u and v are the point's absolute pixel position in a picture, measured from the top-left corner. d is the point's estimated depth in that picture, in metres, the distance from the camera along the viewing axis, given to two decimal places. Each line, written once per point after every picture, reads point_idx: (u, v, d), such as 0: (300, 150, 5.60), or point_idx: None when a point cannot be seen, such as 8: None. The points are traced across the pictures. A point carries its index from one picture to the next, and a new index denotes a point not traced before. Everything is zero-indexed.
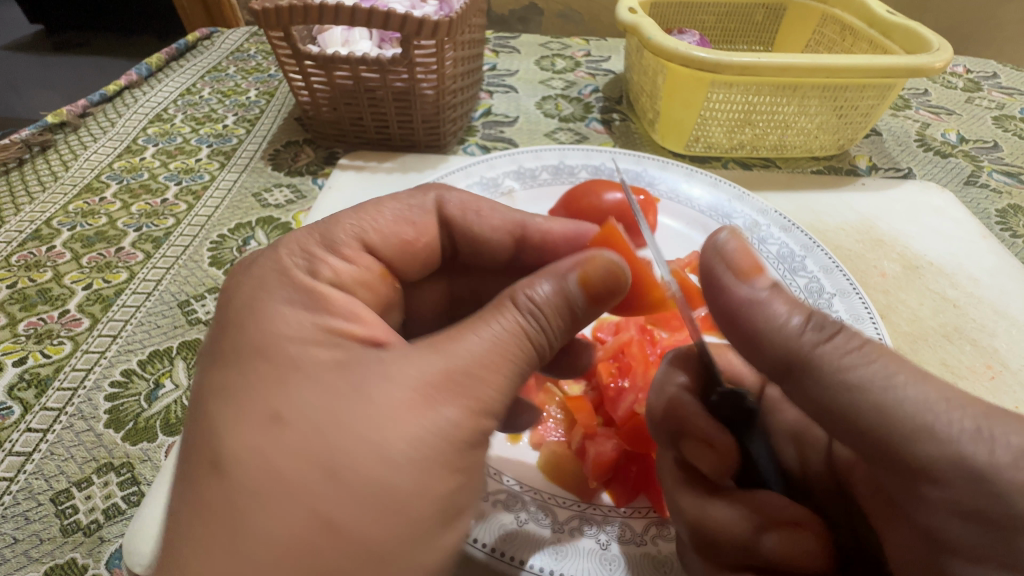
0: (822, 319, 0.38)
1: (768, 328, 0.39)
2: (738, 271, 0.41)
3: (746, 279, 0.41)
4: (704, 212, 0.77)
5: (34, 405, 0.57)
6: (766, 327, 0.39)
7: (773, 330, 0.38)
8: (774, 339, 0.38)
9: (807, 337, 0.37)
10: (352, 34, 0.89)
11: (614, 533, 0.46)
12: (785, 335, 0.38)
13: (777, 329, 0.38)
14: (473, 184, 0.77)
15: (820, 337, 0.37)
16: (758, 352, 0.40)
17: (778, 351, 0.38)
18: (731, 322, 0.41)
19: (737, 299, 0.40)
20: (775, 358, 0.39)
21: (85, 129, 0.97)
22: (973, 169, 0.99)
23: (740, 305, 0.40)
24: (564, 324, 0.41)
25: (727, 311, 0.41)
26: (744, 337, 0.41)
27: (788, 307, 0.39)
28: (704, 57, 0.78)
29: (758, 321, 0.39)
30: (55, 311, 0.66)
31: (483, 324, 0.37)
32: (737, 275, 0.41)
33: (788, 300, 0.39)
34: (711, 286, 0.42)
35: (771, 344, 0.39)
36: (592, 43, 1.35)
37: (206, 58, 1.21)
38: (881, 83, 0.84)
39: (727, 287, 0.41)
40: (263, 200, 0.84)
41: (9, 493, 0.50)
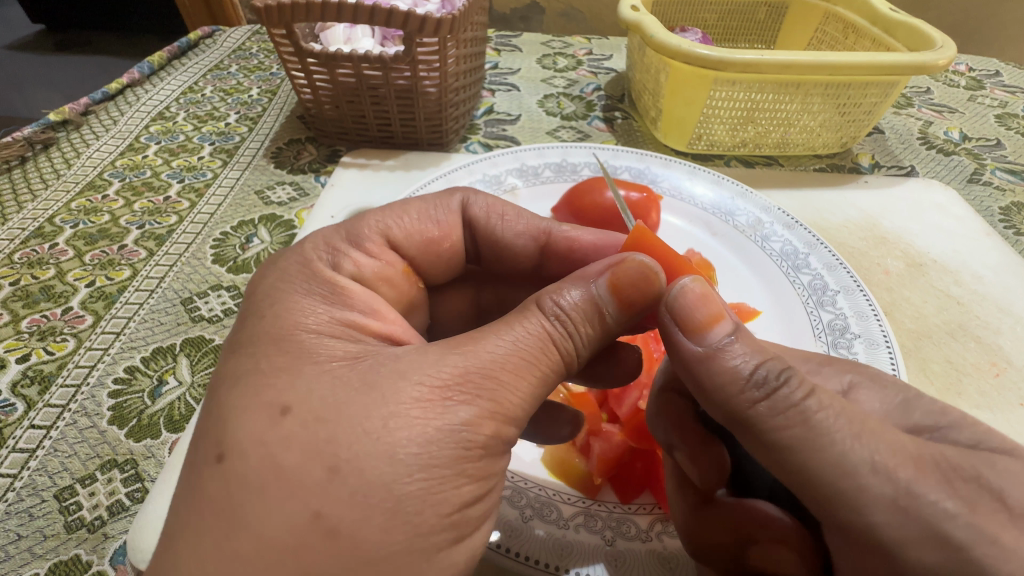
0: (769, 371, 0.37)
1: (715, 383, 0.38)
2: (695, 321, 0.39)
3: (700, 332, 0.39)
4: (707, 210, 0.77)
5: (37, 402, 0.57)
6: (715, 383, 0.38)
7: (719, 387, 0.38)
8: (719, 395, 0.38)
9: (748, 395, 0.37)
10: (355, 32, 0.89)
11: (619, 530, 0.46)
12: (730, 393, 0.37)
13: (723, 387, 0.37)
14: (476, 182, 0.77)
15: (760, 395, 0.36)
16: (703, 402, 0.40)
17: (723, 407, 0.38)
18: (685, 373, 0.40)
19: (686, 353, 0.39)
20: (719, 411, 0.38)
21: (88, 127, 0.97)
22: (976, 167, 0.99)
23: (690, 359, 0.39)
24: (593, 331, 0.40)
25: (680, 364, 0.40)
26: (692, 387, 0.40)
27: (738, 359, 0.37)
28: (707, 54, 0.78)
29: (705, 375, 0.38)
30: (58, 308, 0.66)
31: (506, 327, 0.37)
32: (693, 326, 0.39)
33: (742, 349, 0.38)
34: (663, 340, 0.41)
35: (718, 400, 0.38)
36: (594, 41, 1.35)
37: (208, 57, 1.21)
38: (884, 80, 0.84)
39: (678, 342, 0.39)
40: (265, 198, 0.84)
41: (12, 490, 0.50)
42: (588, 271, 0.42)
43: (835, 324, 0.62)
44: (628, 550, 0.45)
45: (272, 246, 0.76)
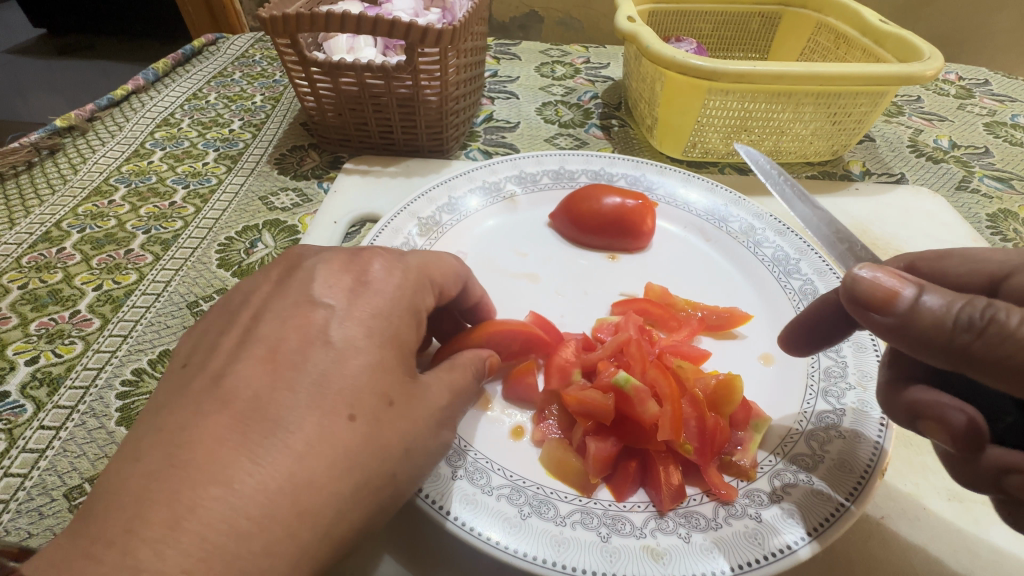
0: (969, 314, 0.36)
1: (946, 322, 0.37)
2: (888, 297, 0.39)
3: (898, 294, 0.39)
4: (701, 217, 0.79)
5: (46, 403, 0.58)
6: (939, 321, 0.37)
7: (948, 322, 0.37)
8: (947, 327, 0.37)
9: (957, 339, 0.36)
10: (357, 41, 0.91)
11: (614, 527, 0.47)
12: (957, 319, 0.36)
13: (939, 332, 0.37)
14: (475, 188, 0.79)
15: (972, 335, 0.36)
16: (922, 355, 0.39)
17: (948, 333, 0.37)
18: (904, 332, 0.39)
19: (894, 321, 0.39)
20: (945, 346, 0.37)
21: (93, 133, 0.99)
22: (964, 174, 1.01)
23: (898, 324, 0.39)
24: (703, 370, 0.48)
25: (898, 326, 0.39)
26: (913, 342, 0.39)
27: (944, 298, 0.38)
28: (701, 65, 0.81)
29: (918, 330, 0.38)
30: (66, 312, 0.68)
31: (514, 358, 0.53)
32: (886, 300, 0.39)
33: (943, 296, 0.38)
34: (859, 307, 0.41)
35: (944, 334, 0.37)
36: (591, 50, 1.37)
37: (212, 64, 1.22)
38: (874, 90, 0.86)
39: (870, 316, 0.41)
40: (269, 203, 0.86)
41: (23, 489, 0.51)
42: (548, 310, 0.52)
43: None
44: (623, 546, 0.46)
45: (275, 251, 0.77)
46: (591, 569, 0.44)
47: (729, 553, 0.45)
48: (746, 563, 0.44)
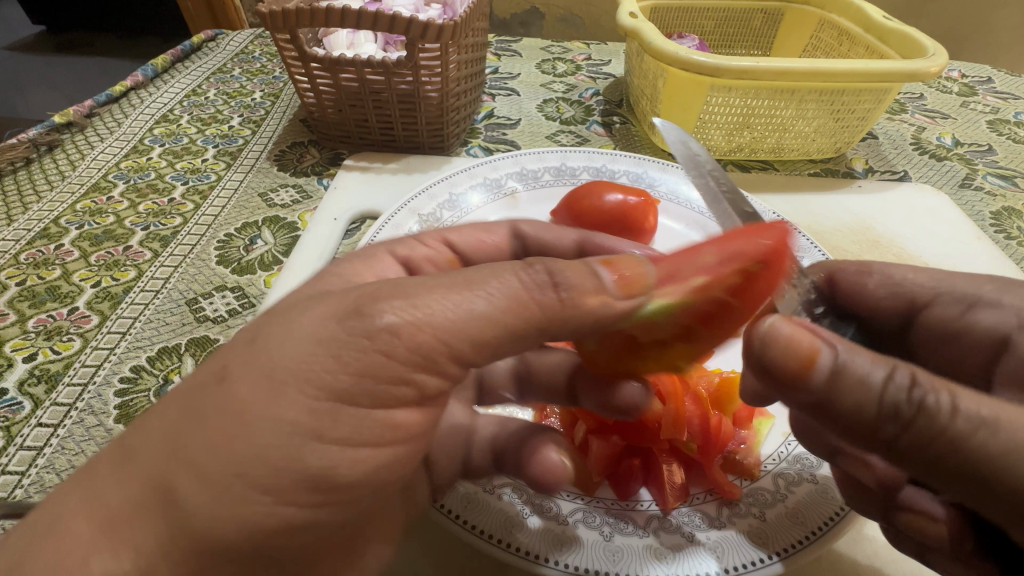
0: (895, 385, 0.33)
1: (867, 400, 0.34)
2: (805, 370, 0.35)
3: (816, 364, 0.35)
4: (703, 214, 0.78)
5: (45, 400, 0.57)
6: (864, 398, 0.34)
7: (870, 398, 0.34)
8: (872, 404, 0.34)
9: (884, 425, 0.34)
10: (357, 37, 0.91)
11: (617, 526, 0.47)
12: (880, 396, 0.34)
13: (865, 405, 0.34)
14: (477, 185, 0.78)
15: (905, 413, 0.33)
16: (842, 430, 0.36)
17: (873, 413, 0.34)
18: (823, 406, 0.36)
19: (818, 395, 0.36)
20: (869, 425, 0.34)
21: (92, 129, 0.98)
22: (968, 172, 1.01)
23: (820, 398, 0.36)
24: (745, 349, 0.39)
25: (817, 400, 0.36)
26: (833, 418, 0.36)
27: (862, 369, 0.34)
28: (704, 61, 0.80)
29: (840, 406, 0.35)
30: (64, 308, 0.67)
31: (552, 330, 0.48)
32: (802, 372, 0.35)
33: (858, 362, 0.34)
34: (776, 379, 0.37)
35: (868, 413, 0.34)
36: (592, 46, 1.36)
37: (211, 60, 1.22)
38: (877, 87, 0.85)
39: (793, 387, 0.36)
40: (269, 200, 0.85)
41: (21, 487, 0.51)
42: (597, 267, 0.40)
43: None
44: (625, 545, 0.46)
45: (275, 247, 0.77)
46: (593, 569, 0.43)
47: (732, 552, 0.45)
48: (745, 564, 0.44)
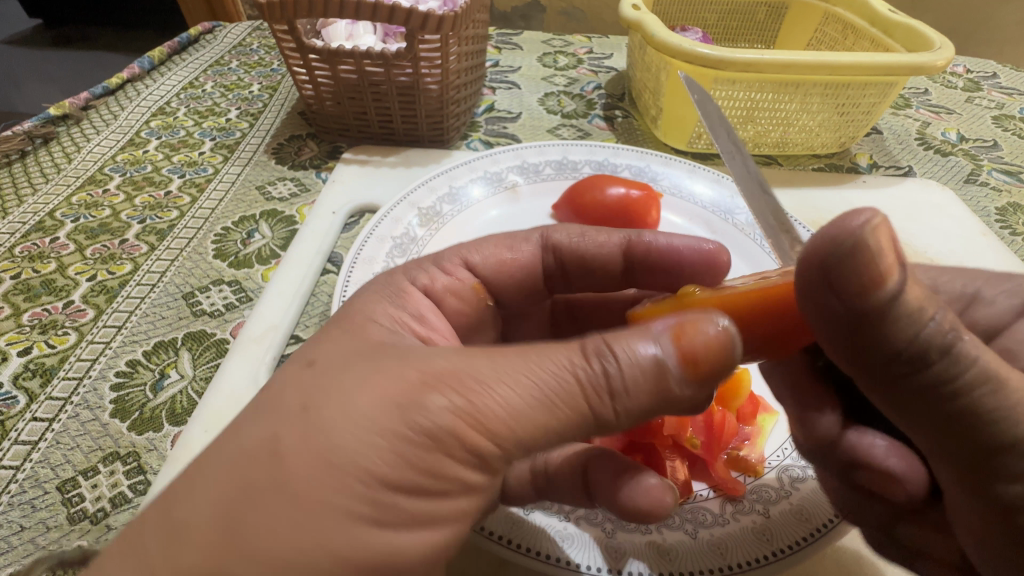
0: (944, 335, 0.30)
1: (907, 328, 0.30)
2: (876, 281, 0.29)
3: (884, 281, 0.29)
4: (706, 208, 0.77)
5: (39, 394, 0.57)
6: (903, 327, 0.30)
7: (909, 327, 0.30)
8: (906, 334, 0.30)
9: (905, 361, 0.31)
10: (357, 28, 0.89)
11: (619, 522, 0.46)
12: (921, 335, 0.30)
13: (900, 336, 0.30)
14: (477, 178, 0.77)
15: (931, 361, 0.30)
16: (845, 347, 0.32)
17: (902, 346, 0.30)
18: (853, 323, 0.30)
19: (863, 312, 0.30)
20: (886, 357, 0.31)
21: (88, 121, 0.97)
22: (973, 168, 1.00)
23: (853, 317, 0.30)
24: (651, 383, 0.36)
25: (849, 315, 0.30)
26: (833, 335, 0.32)
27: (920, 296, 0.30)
28: (707, 54, 0.79)
29: (880, 328, 0.30)
30: (59, 302, 0.66)
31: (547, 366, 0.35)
32: (865, 286, 0.29)
33: (920, 303, 0.30)
34: (829, 285, 0.30)
35: (899, 341, 0.30)
36: (594, 40, 1.35)
37: (208, 53, 1.20)
38: (882, 81, 0.84)
39: (839, 299, 0.30)
40: (266, 193, 0.84)
41: (15, 482, 0.50)
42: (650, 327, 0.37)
43: None
44: (628, 542, 0.45)
45: (273, 241, 0.76)
46: (596, 567, 0.43)
47: (734, 549, 0.44)
48: (750, 560, 0.44)
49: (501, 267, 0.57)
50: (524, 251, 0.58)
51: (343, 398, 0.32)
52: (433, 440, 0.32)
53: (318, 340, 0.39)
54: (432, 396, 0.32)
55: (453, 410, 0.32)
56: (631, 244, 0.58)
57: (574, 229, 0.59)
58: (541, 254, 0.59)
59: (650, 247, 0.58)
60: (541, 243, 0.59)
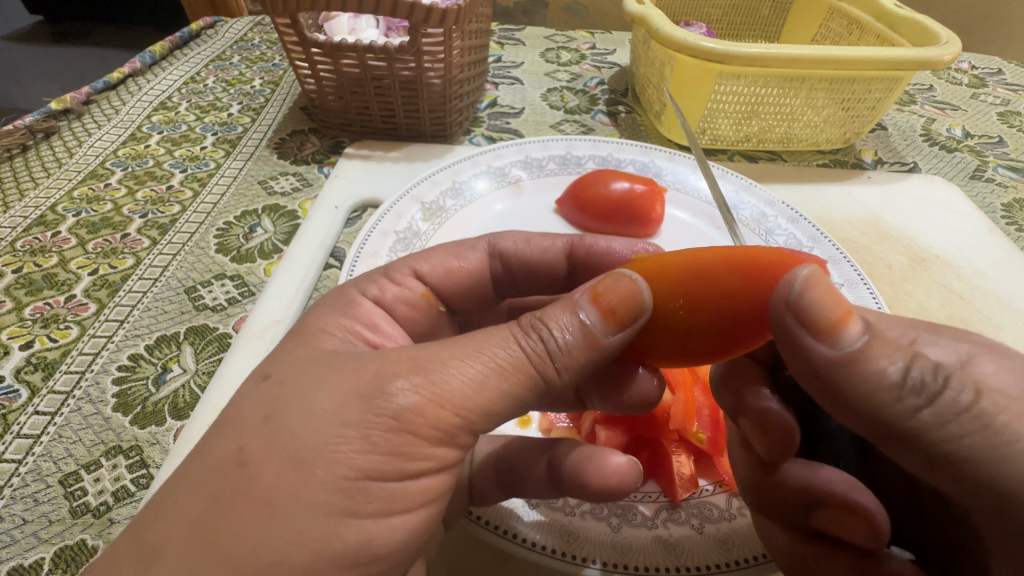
0: (923, 372, 0.31)
1: (877, 388, 0.32)
2: (835, 334, 0.32)
3: (841, 332, 0.32)
4: (711, 204, 0.77)
5: (41, 388, 0.56)
6: (874, 385, 0.32)
7: (880, 387, 0.32)
8: (876, 394, 0.32)
9: (907, 403, 0.31)
10: (359, 22, 0.89)
11: (625, 517, 0.46)
12: (892, 391, 0.31)
13: (875, 397, 0.32)
14: (481, 173, 0.77)
15: (920, 402, 0.31)
16: (845, 411, 0.34)
17: (874, 407, 0.32)
18: (823, 378, 0.34)
19: (828, 361, 0.33)
20: (867, 418, 0.33)
21: (89, 116, 0.97)
22: (978, 164, 0.99)
23: (824, 370, 0.33)
24: (581, 347, 0.36)
25: (820, 370, 0.33)
26: (827, 398, 0.35)
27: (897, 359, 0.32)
28: (712, 48, 0.78)
29: (851, 386, 0.32)
30: (61, 296, 0.66)
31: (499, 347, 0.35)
32: (819, 337, 0.32)
33: (884, 349, 0.32)
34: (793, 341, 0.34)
35: (868, 400, 0.32)
36: (597, 36, 1.34)
37: (210, 48, 1.20)
38: (888, 76, 0.84)
39: (807, 352, 0.33)
40: (269, 188, 0.84)
41: (17, 475, 0.50)
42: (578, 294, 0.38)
43: None
44: (634, 537, 0.45)
45: (275, 236, 0.76)
46: (601, 561, 0.42)
47: (741, 545, 0.44)
48: (756, 555, 0.43)
49: (449, 275, 0.52)
50: (473, 258, 0.54)
51: (352, 389, 0.32)
52: (431, 427, 0.32)
53: (321, 340, 0.39)
54: (430, 391, 0.32)
55: (423, 412, 0.32)
56: (574, 248, 0.55)
57: (519, 235, 0.55)
58: (489, 261, 0.54)
59: (592, 250, 0.55)
60: (487, 251, 0.54)
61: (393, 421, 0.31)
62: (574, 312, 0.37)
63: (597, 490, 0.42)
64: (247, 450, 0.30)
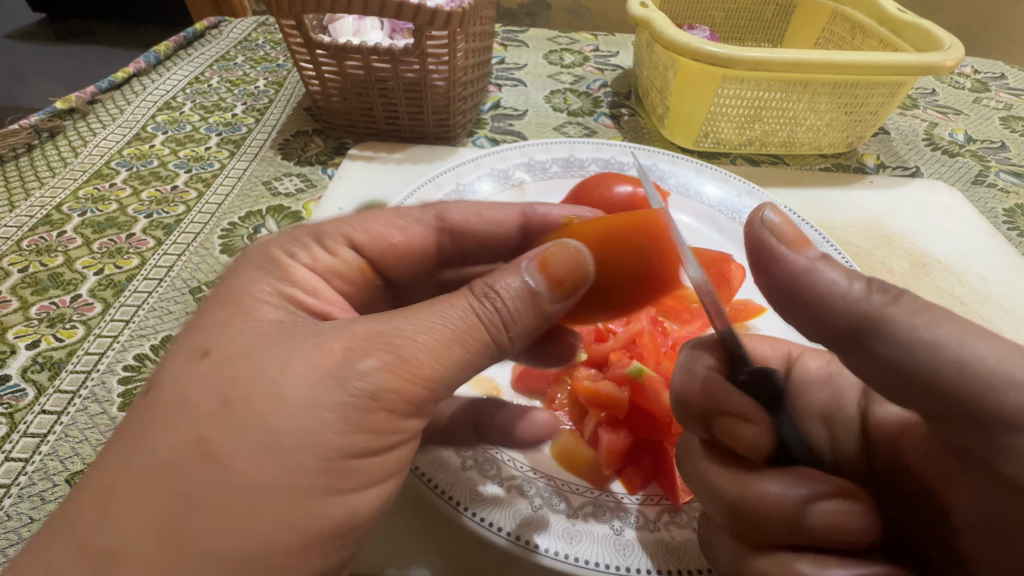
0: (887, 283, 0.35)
1: (834, 297, 0.36)
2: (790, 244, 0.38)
3: (800, 248, 0.38)
4: (713, 208, 0.77)
5: (48, 387, 0.57)
6: (833, 295, 0.36)
7: (839, 296, 0.36)
8: (839, 304, 0.36)
9: (873, 300, 0.34)
10: (364, 24, 0.89)
11: (626, 519, 0.46)
12: (850, 300, 0.35)
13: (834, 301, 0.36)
14: (484, 175, 0.77)
15: (886, 299, 0.34)
16: (810, 327, 0.38)
17: (844, 316, 0.35)
18: (794, 291, 0.38)
19: (789, 273, 0.38)
20: (835, 327, 0.36)
21: (94, 116, 0.97)
22: (980, 169, 1.00)
23: (795, 280, 0.38)
24: (524, 310, 0.40)
25: (788, 282, 0.38)
26: (802, 310, 0.38)
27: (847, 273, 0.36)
28: (716, 52, 0.78)
29: (815, 293, 0.37)
30: (66, 296, 0.66)
31: (436, 312, 0.37)
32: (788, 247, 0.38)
33: (848, 270, 0.37)
34: (763, 258, 0.39)
35: (835, 311, 0.36)
36: (600, 38, 1.35)
37: (214, 48, 1.20)
38: (891, 81, 0.84)
39: (782, 265, 0.38)
40: (273, 188, 0.84)
41: (24, 474, 0.50)
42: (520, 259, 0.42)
43: None
44: (636, 539, 0.45)
45: None
46: (605, 563, 0.43)
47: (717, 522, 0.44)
48: None
49: (388, 251, 0.50)
50: (416, 232, 0.52)
51: (359, 379, 0.32)
52: None
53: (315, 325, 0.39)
54: (392, 373, 0.33)
55: (393, 367, 0.34)
56: (526, 219, 0.56)
57: (467, 207, 0.55)
58: (435, 233, 0.54)
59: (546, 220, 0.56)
60: (436, 224, 0.53)
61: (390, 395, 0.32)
62: (517, 275, 0.41)
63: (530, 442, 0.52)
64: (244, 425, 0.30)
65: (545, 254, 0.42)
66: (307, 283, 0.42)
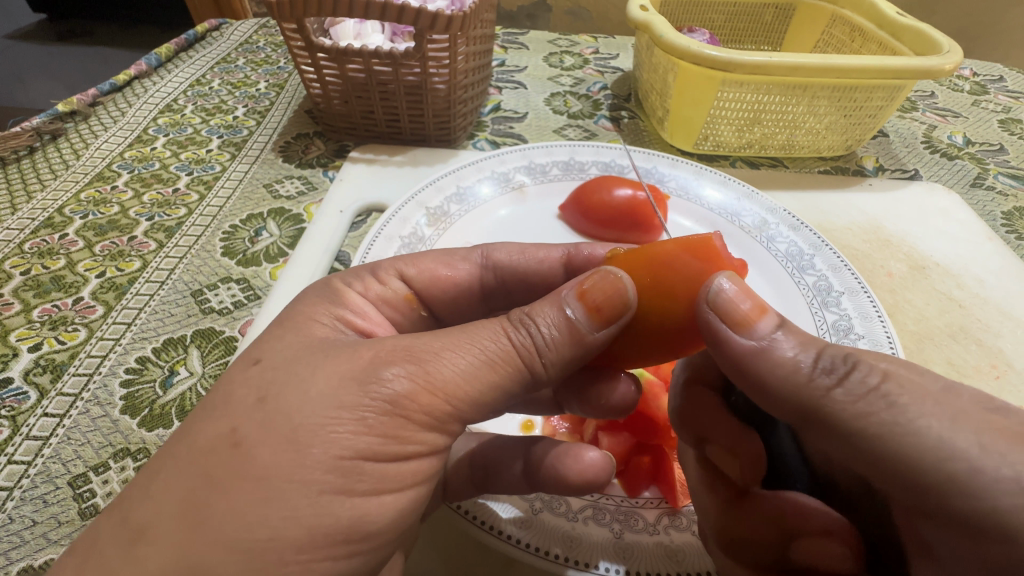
0: (831, 358, 0.35)
1: (780, 377, 0.36)
2: (743, 319, 0.37)
3: (752, 324, 0.37)
4: (713, 211, 0.78)
5: (50, 390, 0.57)
6: (781, 374, 0.36)
7: (785, 377, 0.36)
8: (785, 385, 0.36)
9: (819, 382, 0.35)
10: (364, 27, 0.90)
11: (627, 523, 0.47)
12: (796, 383, 0.35)
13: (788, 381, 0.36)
14: (485, 178, 0.78)
15: (832, 381, 0.34)
16: (762, 397, 0.38)
17: (790, 397, 0.36)
18: (741, 368, 0.38)
19: (743, 348, 0.37)
20: (788, 406, 0.36)
21: (96, 118, 0.98)
22: (979, 172, 1.00)
23: (745, 355, 0.37)
24: (564, 345, 0.38)
25: (738, 360, 0.38)
26: (751, 382, 0.38)
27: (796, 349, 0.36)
28: (716, 56, 0.79)
29: (767, 369, 0.37)
30: (69, 298, 0.67)
31: (459, 352, 0.35)
32: (740, 326, 0.37)
33: (796, 340, 0.37)
34: (712, 337, 0.38)
35: (783, 391, 0.36)
36: (600, 40, 1.35)
37: (215, 50, 1.20)
38: (889, 84, 0.84)
39: (732, 339, 0.37)
40: (274, 191, 0.84)
41: (27, 477, 0.50)
42: (560, 290, 0.40)
43: (839, 324, 0.63)
44: (635, 543, 0.45)
45: (280, 239, 0.76)
46: (603, 565, 0.43)
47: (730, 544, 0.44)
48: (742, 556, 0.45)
49: (435, 283, 0.51)
50: (463, 268, 0.53)
51: (363, 385, 0.32)
52: None
53: (312, 324, 0.39)
54: (417, 386, 0.33)
55: (398, 374, 0.33)
56: (571, 258, 0.54)
57: (513, 247, 0.54)
58: (481, 272, 0.53)
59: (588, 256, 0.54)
60: (480, 262, 0.53)
61: (392, 390, 0.32)
62: (559, 307, 0.38)
63: (576, 486, 0.45)
64: (254, 416, 0.31)
65: (582, 281, 0.39)
66: (359, 307, 0.44)
